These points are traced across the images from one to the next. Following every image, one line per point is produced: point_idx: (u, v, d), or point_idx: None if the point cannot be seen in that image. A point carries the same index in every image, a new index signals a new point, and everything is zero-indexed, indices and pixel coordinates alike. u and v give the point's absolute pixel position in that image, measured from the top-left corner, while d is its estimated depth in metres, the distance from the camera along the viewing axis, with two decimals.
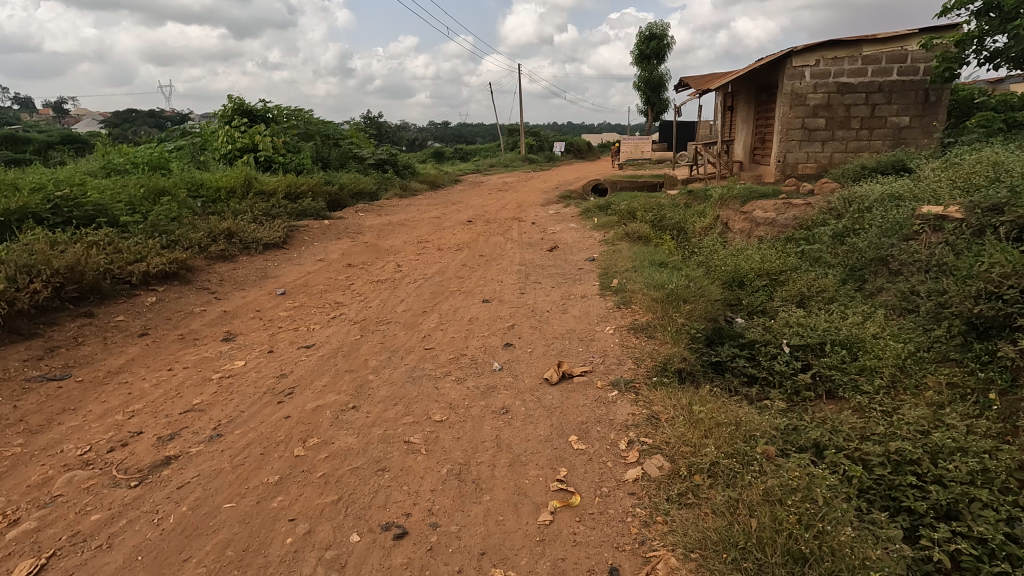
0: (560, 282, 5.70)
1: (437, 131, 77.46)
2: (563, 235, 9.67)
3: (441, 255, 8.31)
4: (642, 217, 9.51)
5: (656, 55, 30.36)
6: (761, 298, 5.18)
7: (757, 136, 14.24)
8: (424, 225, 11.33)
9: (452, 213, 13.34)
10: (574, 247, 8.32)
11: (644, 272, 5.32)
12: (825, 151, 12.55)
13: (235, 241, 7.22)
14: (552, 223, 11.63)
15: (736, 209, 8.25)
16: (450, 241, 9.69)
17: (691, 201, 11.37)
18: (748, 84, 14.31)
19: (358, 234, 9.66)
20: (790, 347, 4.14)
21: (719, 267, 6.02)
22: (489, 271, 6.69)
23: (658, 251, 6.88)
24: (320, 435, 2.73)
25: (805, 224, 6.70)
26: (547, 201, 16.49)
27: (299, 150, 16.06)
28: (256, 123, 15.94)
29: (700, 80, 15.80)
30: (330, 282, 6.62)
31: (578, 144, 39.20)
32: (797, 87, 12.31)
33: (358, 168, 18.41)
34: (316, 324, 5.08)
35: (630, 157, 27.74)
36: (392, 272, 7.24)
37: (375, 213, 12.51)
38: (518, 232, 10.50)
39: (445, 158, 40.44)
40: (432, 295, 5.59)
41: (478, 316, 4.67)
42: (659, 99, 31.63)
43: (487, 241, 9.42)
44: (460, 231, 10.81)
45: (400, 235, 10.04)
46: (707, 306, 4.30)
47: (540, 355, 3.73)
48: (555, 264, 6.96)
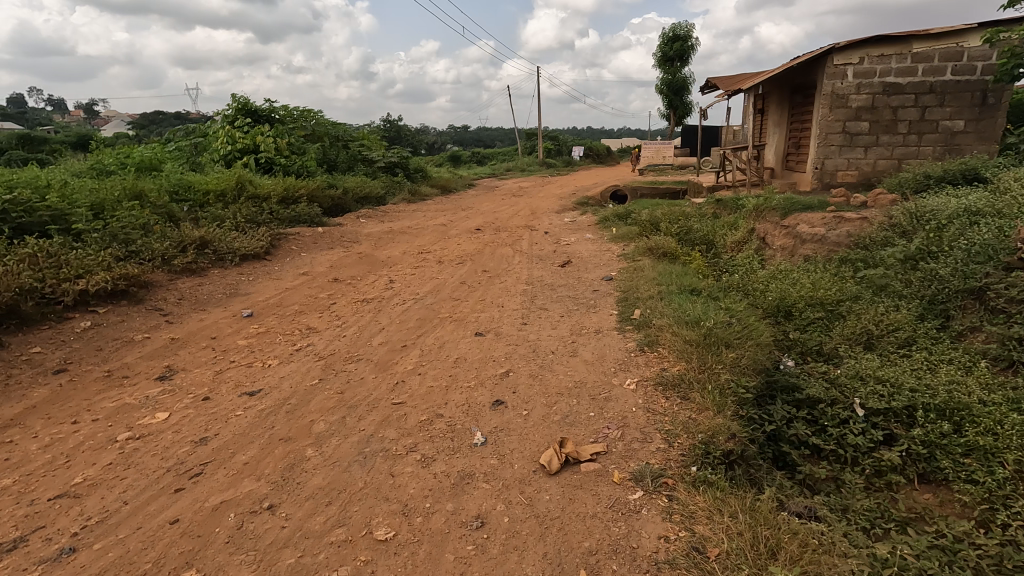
0: (570, 310, 4.81)
1: (455, 134, 77.12)
2: (577, 248, 8.78)
3: (441, 269, 7.49)
4: (666, 229, 8.57)
5: (680, 57, 29.34)
6: (818, 336, 4.25)
7: (791, 141, 13.17)
8: (428, 234, 10.54)
9: (460, 220, 12.53)
10: (590, 262, 7.42)
11: (673, 300, 4.39)
12: (868, 157, 11.46)
13: (208, 251, 6.47)
14: (567, 233, 10.75)
15: (774, 222, 7.27)
16: (453, 252, 8.87)
17: (720, 211, 10.39)
18: (783, 84, 13.24)
19: (355, 243, 8.89)
20: (866, 411, 3.23)
21: (761, 294, 5.08)
22: (490, 291, 5.83)
23: (686, 270, 5.94)
24: (203, 566, 1.88)
25: (861, 242, 5.71)
26: (563, 208, 15.59)
27: (305, 151, 15.43)
28: (260, 123, 15.35)
29: (728, 80, 14.78)
30: (309, 302, 5.82)
31: (596, 149, 38.26)
32: (838, 87, 11.25)
33: (367, 171, 17.74)
34: (275, 357, 4.23)
35: (651, 163, 26.71)
36: (382, 289, 6.42)
37: (379, 219, 11.76)
38: (529, 243, 9.63)
39: (461, 161, 39.80)
40: (419, 322, 4.73)
41: (467, 355, 3.78)
42: (682, 103, 30.56)
43: (494, 253, 8.57)
44: (466, 240, 9.97)
45: (401, 245, 9.26)
46: (756, 353, 3.38)
47: (538, 421, 2.82)
48: (567, 285, 6.06)
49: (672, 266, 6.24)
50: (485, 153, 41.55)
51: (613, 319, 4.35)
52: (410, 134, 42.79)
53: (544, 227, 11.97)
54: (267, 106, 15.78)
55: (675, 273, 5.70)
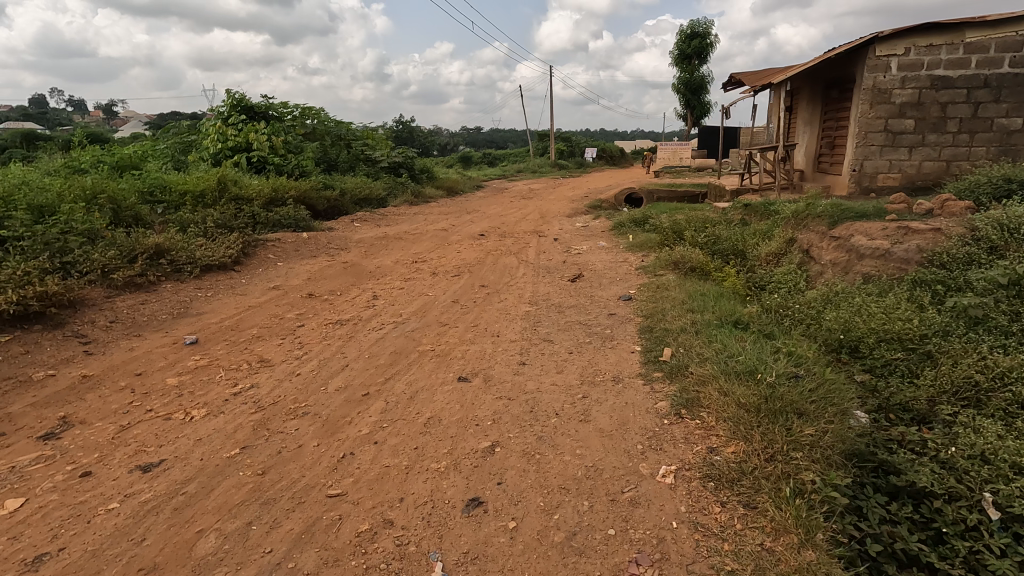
0: (580, 345, 3.86)
1: (467, 135, 76.56)
2: (589, 258, 7.82)
3: (436, 282, 6.60)
4: (691, 236, 7.60)
5: (698, 55, 28.25)
6: (904, 389, 3.28)
7: (824, 141, 12.09)
8: (427, 240, 9.67)
9: (463, 225, 11.64)
10: (604, 277, 6.47)
11: (716, 335, 3.43)
12: (912, 159, 10.35)
13: (163, 261, 5.62)
14: (578, 240, 9.80)
15: (819, 232, 6.26)
16: (452, 261, 7.96)
17: (750, 218, 9.38)
18: (817, 78, 12.15)
19: (343, 251, 8.04)
20: (1005, 516, 2.25)
21: (821, 326, 4.12)
22: (485, 313, 4.91)
23: (719, 291, 4.98)
24: None
25: (936, 259, 4.70)
26: (575, 212, 14.63)
27: (303, 151, 14.65)
28: (256, 120, 14.59)
29: (755, 75, 13.72)
30: (271, 324, 4.94)
31: (610, 150, 37.22)
32: (880, 81, 10.16)
33: (369, 171, 16.92)
34: (204, 405, 3.33)
35: (667, 164, 25.69)
36: (362, 308, 5.53)
37: (376, 223, 10.91)
38: (536, 251, 8.69)
39: (471, 162, 39.00)
40: (392, 357, 3.81)
41: (444, 414, 2.85)
42: (700, 102, 29.44)
43: (497, 264, 7.64)
44: (467, 248, 9.08)
45: (394, 253, 8.39)
46: (842, 424, 2.41)
47: (530, 545, 1.89)
48: (577, 307, 5.11)
49: (703, 285, 5.28)
50: (496, 154, 40.68)
51: (636, 361, 3.40)
52: (420, 134, 42.10)
53: (553, 232, 11.06)
54: (264, 102, 15.02)
55: (711, 295, 4.73)
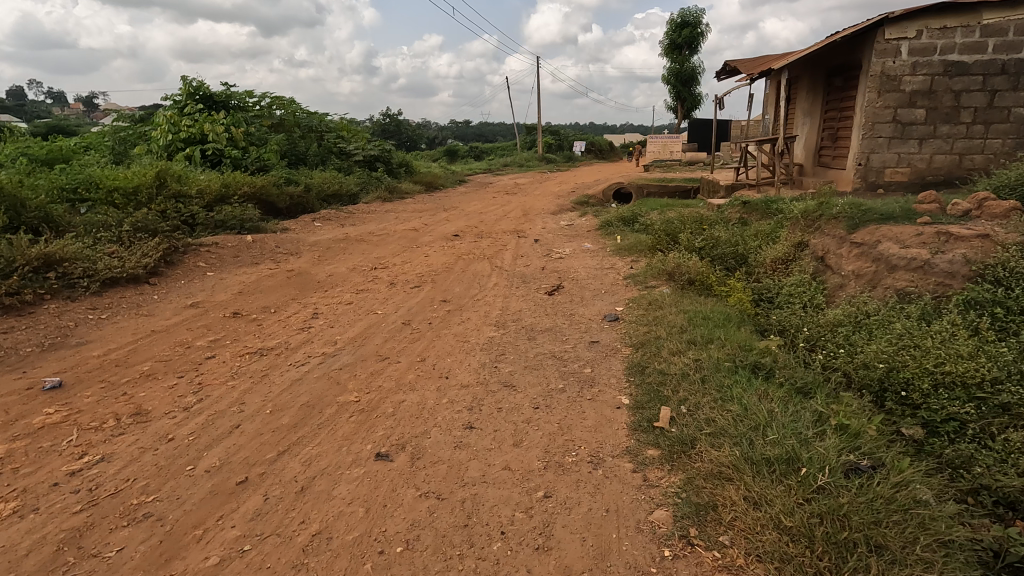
0: (550, 395, 2.94)
1: (455, 128, 75.31)
2: (572, 264, 6.92)
3: (391, 295, 5.65)
4: (687, 239, 6.71)
5: (689, 45, 27.34)
6: (982, 461, 2.44)
7: (825, 133, 11.29)
8: (393, 242, 8.70)
9: (437, 224, 10.68)
10: (588, 289, 5.55)
11: (733, 387, 2.55)
12: (922, 152, 9.48)
13: (51, 275, 4.63)
14: (561, 242, 8.89)
15: (835, 235, 5.40)
16: (416, 268, 7.01)
17: (750, 218, 8.52)
18: (818, 65, 11.30)
19: (292, 256, 7.06)
20: None
21: (858, 362, 3.27)
22: (438, 342, 3.98)
23: (723, 311, 4.10)
24: None
25: (988, 275, 3.85)
26: (560, 209, 13.70)
27: (268, 143, 13.57)
28: (215, 110, 13.49)
29: (751, 63, 12.86)
30: (172, 355, 3.97)
31: (599, 144, 36.25)
32: (889, 67, 9.26)
33: (341, 165, 15.85)
34: (18, 494, 2.38)
35: (657, 158, 24.83)
36: (294, 332, 4.57)
37: (340, 223, 9.92)
38: (513, 255, 7.76)
39: (457, 156, 37.92)
40: (300, 413, 2.87)
41: (340, 527, 1.94)
42: (692, 94, 28.57)
43: (466, 271, 6.71)
44: (437, 251, 8.14)
45: (352, 258, 7.42)
46: (944, 569, 1.54)
47: None
48: (553, 332, 4.20)
49: (703, 303, 4.39)
50: (482, 147, 39.57)
51: (623, 427, 2.50)
52: (405, 127, 40.90)
53: (534, 232, 10.15)
54: (225, 91, 13.91)
55: (717, 319, 3.84)
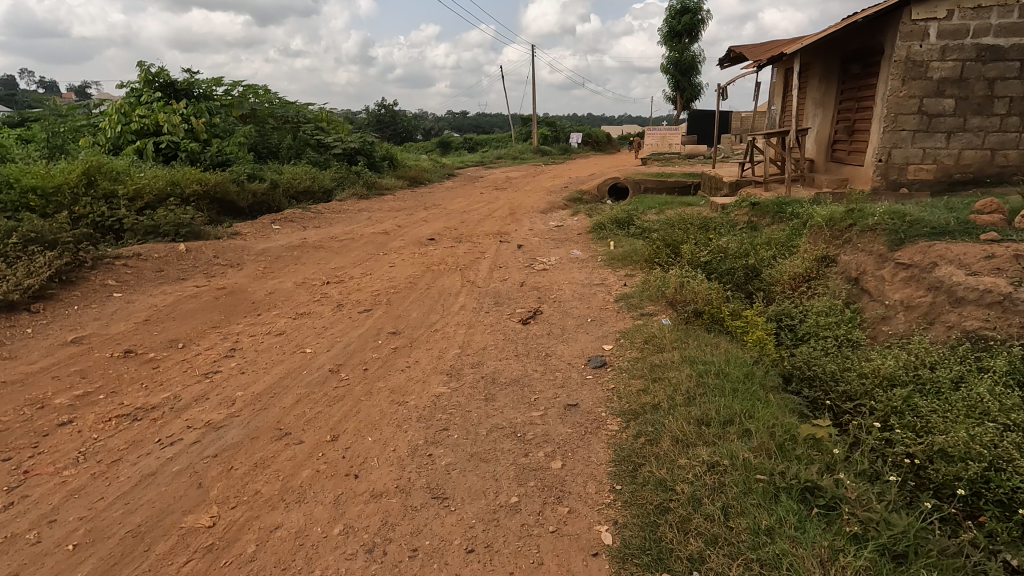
0: (494, 520, 1.99)
1: (450, 119, 73.96)
2: (556, 280, 5.94)
3: (333, 322, 4.68)
4: (690, 249, 5.73)
5: (689, 32, 26.22)
6: None
7: (840, 125, 10.31)
8: (357, 248, 7.70)
9: (413, 225, 9.67)
10: (571, 317, 4.57)
11: (781, 542, 1.68)
12: (950, 147, 8.35)
13: None
14: (546, 249, 7.89)
15: (871, 251, 4.44)
16: (375, 283, 6.03)
17: (761, 223, 7.54)
18: (833, 50, 10.27)
19: (231, 269, 6.07)
20: None
21: (940, 451, 2.35)
22: (366, 404, 3.01)
23: (742, 361, 3.15)
24: None
25: None
26: (550, 207, 12.69)
27: (233, 135, 12.50)
28: (176, 99, 12.42)
29: (758, 48, 11.83)
30: (12, 423, 3.00)
31: (595, 135, 35.05)
32: (915, 51, 8.09)
33: (317, 159, 14.78)
34: None
35: (656, 151, 23.79)
36: (192, 381, 3.58)
37: (302, 225, 8.90)
38: (490, 265, 6.78)
39: (450, 148, 36.72)
40: (114, 554, 1.93)
41: None
42: (691, 84, 27.50)
43: (430, 287, 5.72)
44: (405, 261, 7.16)
45: (303, 270, 6.44)
46: None
47: None
48: (519, 387, 3.23)
49: (715, 344, 3.45)
50: (476, 138, 38.37)
51: None
52: (397, 118, 39.74)
53: (520, 235, 9.17)
54: (188, 78, 12.80)
55: (740, 372, 2.92)
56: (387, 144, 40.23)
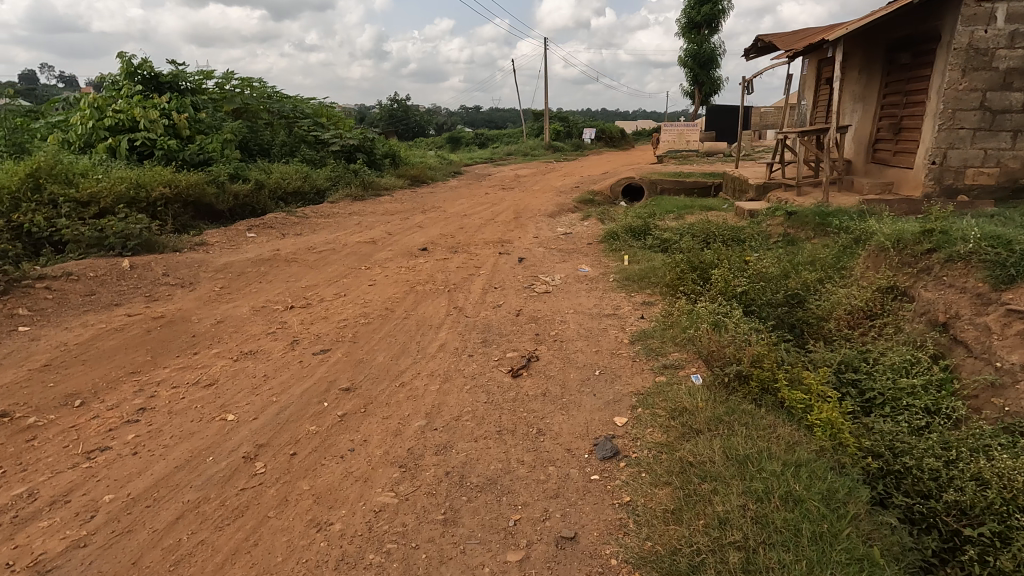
0: None
1: (462, 114, 73.00)
2: (560, 307, 5.00)
3: (280, 367, 3.77)
4: (721, 271, 4.74)
5: (708, 24, 25.00)
6: None
7: (884, 122, 9.21)
8: (336, 261, 6.81)
9: (405, 232, 8.76)
10: (576, 367, 3.62)
11: None
12: (1017, 148, 7.15)
13: None
14: (551, 263, 6.94)
15: (966, 292, 3.47)
16: (346, 309, 5.14)
17: (799, 237, 6.51)
18: (877, 38, 9.18)
19: (180, 291, 5.22)
20: None
21: None
22: (273, 529, 2.11)
23: (816, 468, 2.22)
24: None
25: None
26: (559, 210, 11.73)
27: (220, 131, 11.67)
28: (159, 92, 11.64)
29: (791, 37, 10.72)
30: None
31: (609, 131, 33.77)
32: (978, 37, 6.88)
33: (312, 156, 13.94)
34: None
35: (672, 148, 22.65)
36: (65, 466, 2.69)
37: (281, 232, 8.04)
38: (483, 285, 5.85)
39: (460, 144, 35.74)
40: None
41: None
42: (710, 78, 26.28)
43: (409, 316, 4.81)
44: (388, 279, 6.26)
45: (267, 291, 5.57)
46: None
47: None
48: (495, 495, 2.31)
49: (773, 428, 2.55)
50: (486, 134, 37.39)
51: None
52: (407, 113, 38.87)
53: (523, 245, 8.22)
54: (173, 70, 11.97)
55: (819, 491, 2.05)
56: (396, 140, 39.37)
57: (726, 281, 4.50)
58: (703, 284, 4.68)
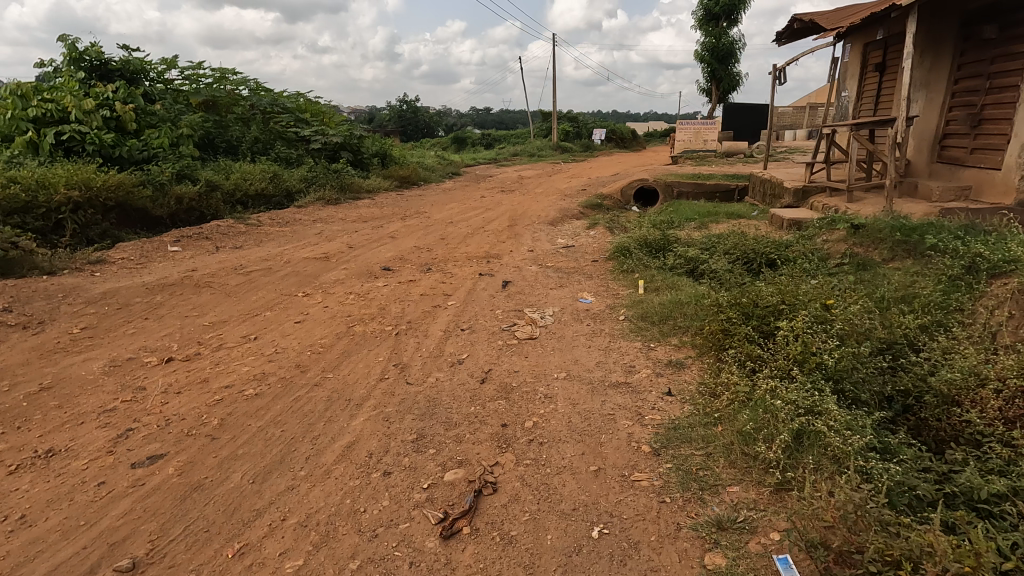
0: None
1: (470, 116, 71.64)
2: (547, 368, 3.44)
3: (58, 497, 2.24)
4: (791, 317, 3.10)
5: (727, 15, 23.30)
6: None
7: (957, 114, 7.54)
8: (268, 285, 5.32)
9: (371, 244, 7.25)
10: (557, 514, 2.06)
11: None
12: None
13: None
14: (543, 289, 5.38)
15: None
16: (243, 364, 3.62)
17: (872, 259, 4.90)
18: (952, 10, 7.50)
19: (15, 336, 3.74)
20: None
21: None
22: None
23: None
24: None
25: None
26: (562, 216, 10.16)
27: (176, 124, 10.24)
28: (107, 80, 10.23)
29: (838, 15, 9.05)
30: None
31: (619, 131, 32.11)
32: None
33: (287, 155, 12.51)
34: None
35: (687, 148, 20.98)
36: None
37: (215, 245, 6.55)
38: (446, 326, 4.31)
39: (465, 144, 34.24)
40: None
41: None
42: (728, 74, 24.58)
43: (324, 382, 3.28)
44: (325, 313, 4.74)
45: (147, 334, 4.06)
46: None
47: None
48: None
49: None
50: (492, 134, 35.86)
51: None
52: (415, 114, 37.55)
53: (512, 262, 6.68)
54: (125, 56, 10.57)
55: None
56: (401, 140, 38.00)
57: (802, 340, 2.83)
58: (763, 341, 3.02)
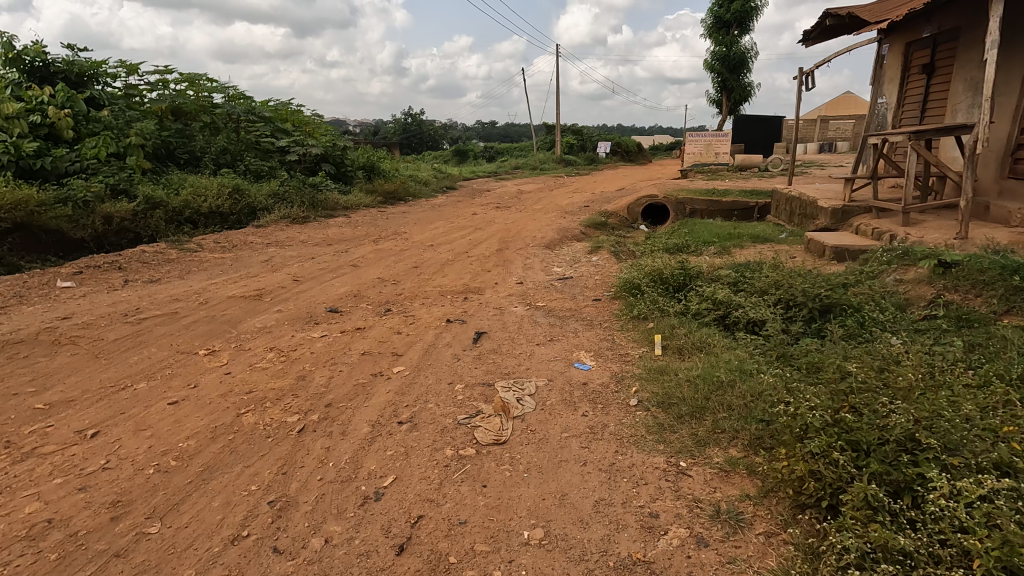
0: None
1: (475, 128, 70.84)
2: (512, 518, 2.09)
3: None
4: (940, 458, 1.74)
5: (739, 23, 22.11)
6: None
7: None
8: (161, 339, 4.01)
9: (324, 276, 5.93)
10: None
11: None
12: None
13: None
14: (527, 346, 4.04)
15: None
16: (36, 494, 2.29)
17: (978, 312, 3.56)
18: None
19: None
20: None
21: None
22: None
23: None
24: None
25: None
26: (560, 237, 8.84)
27: (125, 132, 9.01)
28: (47, 83, 9.07)
29: (882, 7, 7.75)
30: None
31: (625, 144, 30.91)
32: None
33: (258, 167, 11.30)
34: None
35: (698, 162, 19.67)
36: None
37: (123, 278, 5.27)
38: (377, 414, 2.96)
39: (466, 157, 33.10)
40: None
41: None
42: (739, 84, 23.35)
43: (133, 552, 1.95)
44: (219, 385, 3.41)
45: None
46: None
47: None
48: None
49: None
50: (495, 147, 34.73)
51: None
52: (417, 126, 36.57)
53: (492, 301, 5.34)
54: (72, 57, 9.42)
55: None
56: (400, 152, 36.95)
57: (1001, 533, 1.45)
58: (908, 513, 1.64)
